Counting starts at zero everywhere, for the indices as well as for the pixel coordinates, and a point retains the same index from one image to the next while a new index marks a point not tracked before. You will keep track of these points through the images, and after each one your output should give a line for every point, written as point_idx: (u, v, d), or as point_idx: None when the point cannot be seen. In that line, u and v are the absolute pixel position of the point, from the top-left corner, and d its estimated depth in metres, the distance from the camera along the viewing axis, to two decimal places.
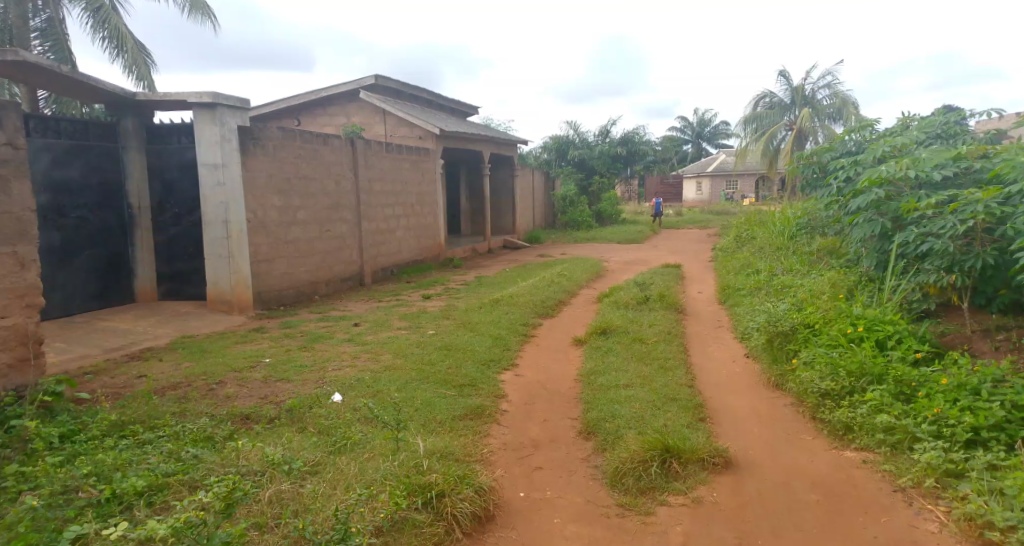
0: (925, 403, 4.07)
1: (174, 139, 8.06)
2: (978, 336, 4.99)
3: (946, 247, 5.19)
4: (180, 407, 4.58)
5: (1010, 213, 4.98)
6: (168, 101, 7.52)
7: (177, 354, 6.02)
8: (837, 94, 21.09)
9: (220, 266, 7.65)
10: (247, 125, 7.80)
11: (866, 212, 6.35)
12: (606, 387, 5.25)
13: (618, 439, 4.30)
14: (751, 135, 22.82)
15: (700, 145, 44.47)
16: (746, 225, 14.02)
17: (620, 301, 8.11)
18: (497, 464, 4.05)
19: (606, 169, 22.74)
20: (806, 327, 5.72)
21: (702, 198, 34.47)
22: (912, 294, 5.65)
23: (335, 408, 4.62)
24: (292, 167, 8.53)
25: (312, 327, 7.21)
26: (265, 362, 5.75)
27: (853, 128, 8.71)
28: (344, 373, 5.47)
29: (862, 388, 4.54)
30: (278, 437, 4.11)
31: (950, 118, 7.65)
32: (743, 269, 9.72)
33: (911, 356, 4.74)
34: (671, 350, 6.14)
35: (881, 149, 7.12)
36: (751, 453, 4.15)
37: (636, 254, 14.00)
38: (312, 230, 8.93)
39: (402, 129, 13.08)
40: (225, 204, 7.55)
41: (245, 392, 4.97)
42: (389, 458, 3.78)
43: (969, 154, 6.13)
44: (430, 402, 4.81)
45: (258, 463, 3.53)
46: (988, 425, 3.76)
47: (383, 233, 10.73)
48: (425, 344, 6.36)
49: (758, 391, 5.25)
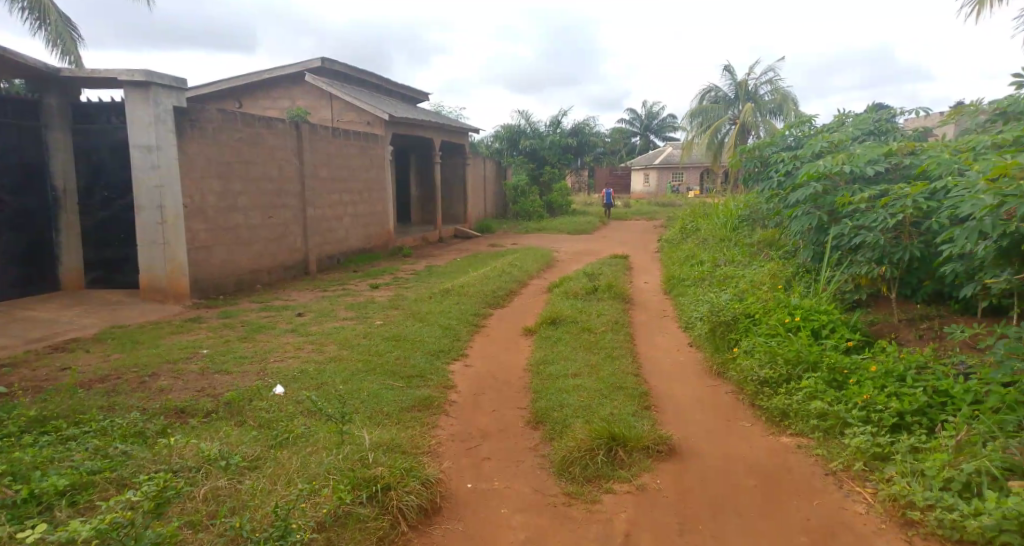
0: (855, 390, 4.21)
1: (102, 119, 7.64)
2: (904, 324, 5.20)
3: (877, 240, 5.38)
4: (109, 401, 4.36)
5: (935, 207, 5.20)
6: (96, 78, 7.12)
7: (106, 345, 5.73)
8: (778, 90, 21.72)
9: (154, 254, 7.32)
10: (183, 105, 7.46)
11: (804, 205, 6.57)
12: (554, 377, 5.26)
13: (566, 428, 4.31)
14: (697, 129, 23.30)
15: (648, 137, 45.16)
16: (691, 216, 14.32)
17: (569, 291, 8.16)
18: (444, 455, 4.01)
19: (557, 160, 22.84)
20: (746, 317, 5.87)
21: (649, 190, 35.06)
22: (845, 285, 5.85)
23: (277, 401, 4.48)
24: (232, 151, 8.21)
25: (253, 318, 6.98)
26: (202, 353, 5.54)
27: (793, 124, 8.98)
28: (287, 365, 5.32)
29: (799, 376, 4.69)
30: (216, 432, 3.95)
31: (881, 116, 7.95)
32: (688, 259, 9.93)
33: (844, 344, 4.91)
34: (618, 340, 6.21)
35: (819, 145, 7.35)
36: (693, 440, 4.23)
37: (585, 244, 14.12)
38: (254, 217, 8.63)
39: (349, 114, 12.77)
40: (159, 188, 7.21)
41: (181, 385, 4.77)
42: (333, 451, 3.68)
43: (899, 150, 6.37)
44: (377, 394, 4.72)
45: (192, 459, 3.39)
46: (912, 410, 3.92)
47: (329, 221, 10.48)
48: (372, 334, 6.24)
49: (702, 379, 5.37)
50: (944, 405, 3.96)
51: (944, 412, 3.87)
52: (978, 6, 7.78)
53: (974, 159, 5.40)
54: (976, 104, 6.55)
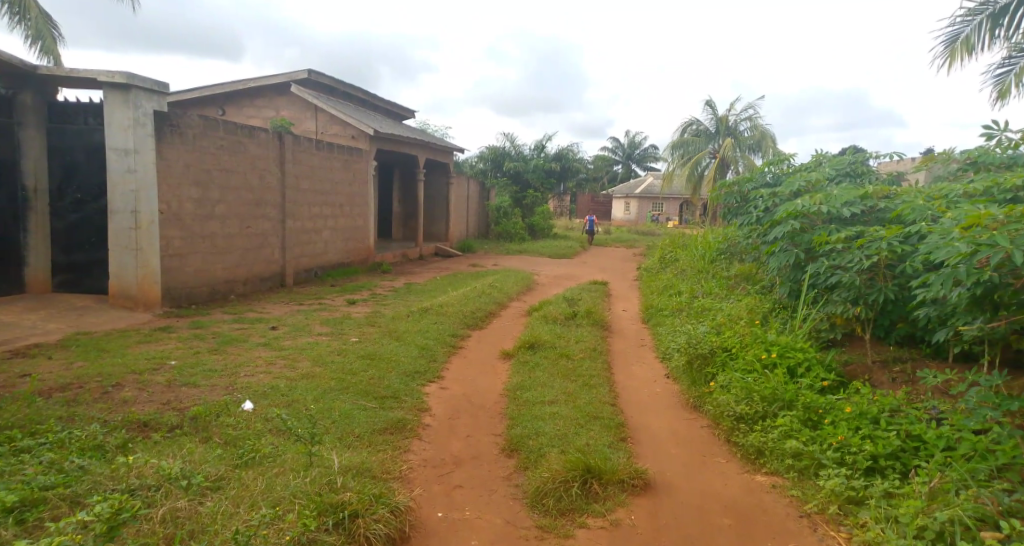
0: (830, 431, 4.23)
1: (79, 119, 7.48)
2: (878, 366, 5.24)
3: (852, 280, 5.42)
4: (68, 411, 4.20)
5: (909, 252, 5.25)
6: (75, 78, 6.99)
7: (69, 352, 5.53)
8: (757, 127, 22.12)
9: (126, 259, 7.16)
10: (164, 110, 7.34)
11: (782, 242, 6.63)
12: (530, 403, 5.20)
13: (540, 457, 4.25)
14: (678, 160, 23.62)
15: (630, 166, 45.67)
16: (670, 246, 14.44)
17: (548, 316, 8.13)
18: (415, 482, 3.91)
19: (540, 184, 22.96)
20: (723, 350, 5.89)
21: (629, 218, 35.33)
22: (820, 323, 5.89)
23: (245, 417, 4.35)
24: (212, 158, 8.09)
25: (224, 329, 6.82)
26: (170, 365, 5.37)
27: (772, 161, 9.13)
28: (257, 380, 5.18)
29: (774, 413, 4.69)
30: (179, 449, 3.81)
31: (857, 158, 8.10)
32: (667, 289, 9.98)
33: (819, 384, 4.93)
34: (596, 368, 6.17)
35: (797, 184, 7.46)
36: (667, 475, 4.19)
37: (566, 269, 14.13)
38: (231, 226, 8.49)
39: (334, 127, 12.70)
40: (134, 193, 7.06)
41: (145, 397, 4.62)
42: (300, 474, 3.57)
43: (875, 193, 6.47)
44: (349, 414, 4.62)
45: (152, 477, 3.26)
46: (886, 453, 3.94)
47: (308, 233, 10.35)
48: (347, 352, 6.13)
49: (678, 412, 5.35)
50: (916, 450, 3.97)
51: (917, 458, 3.89)
52: (951, 58, 8.02)
53: (947, 206, 5.49)
54: (949, 152, 6.71)
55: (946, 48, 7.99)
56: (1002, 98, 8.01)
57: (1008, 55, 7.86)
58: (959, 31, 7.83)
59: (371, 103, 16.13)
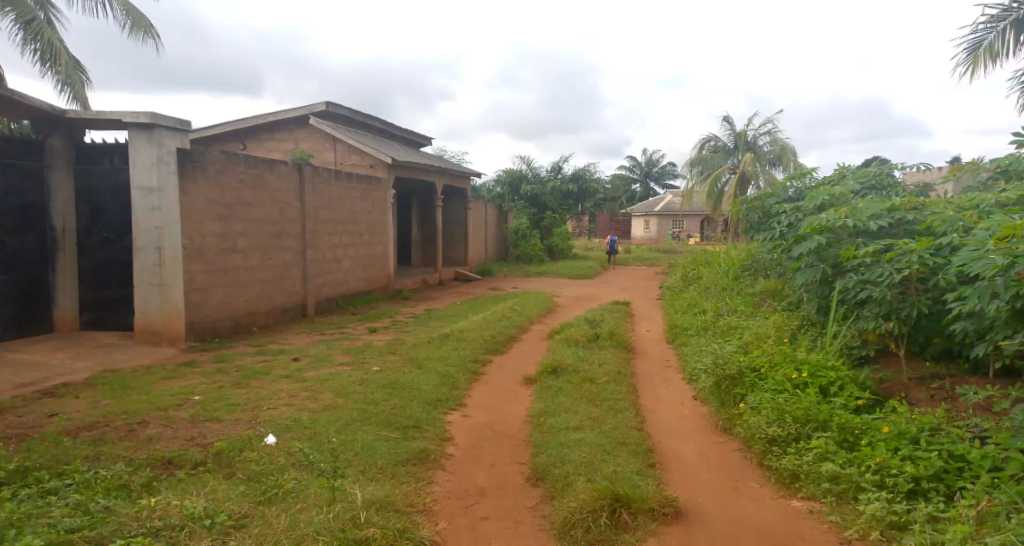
0: (868, 452, 4.09)
1: (105, 160, 7.64)
2: (914, 384, 5.07)
3: (884, 295, 5.28)
4: (94, 451, 4.21)
5: (942, 264, 5.10)
6: (101, 120, 7.14)
7: (96, 390, 5.57)
8: (777, 141, 21.96)
9: (151, 295, 7.23)
10: (186, 147, 7.48)
11: (807, 258, 6.51)
12: (555, 430, 5.10)
13: (568, 486, 4.15)
14: (697, 177, 23.49)
15: (648, 184, 45.60)
16: (692, 263, 14.30)
17: (571, 338, 8.04)
18: (440, 514, 3.82)
19: (558, 206, 22.97)
20: (752, 371, 5.74)
21: (649, 236, 35.18)
22: (852, 340, 5.73)
23: (268, 452, 4.32)
24: (234, 193, 8.21)
25: (247, 362, 6.83)
26: (194, 400, 5.38)
27: (793, 176, 9.00)
28: (280, 413, 5.16)
29: (808, 435, 4.55)
30: (202, 486, 3.79)
31: (882, 170, 7.95)
32: (690, 307, 9.85)
33: (854, 403, 4.78)
34: (621, 391, 6.05)
35: (821, 198, 7.33)
36: (700, 502, 4.06)
37: (587, 290, 14.05)
38: (253, 258, 8.57)
39: (352, 157, 12.85)
40: (158, 230, 7.16)
41: (169, 434, 4.62)
42: (323, 509, 3.52)
43: (902, 206, 6.34)
44: (371, 446, 4.56)
45: (176, 517, 3.25)
46: (928, 475, 3.79)
47: (329, 263, 10.41)
48: (369, 382, 6.08)
49: (707, 435, 5.21)
50: (960, 470, 3.82)
51: (962, 479, 3.74)
52: (974, 66, 7.86)
53: (979, 217, 5.34)
54: (977, 161, 6.57)
55: (968, 56, 7.84)
56: None
57: None
58: (982, 38, 7.69)
59: (388, 132, 16.32)
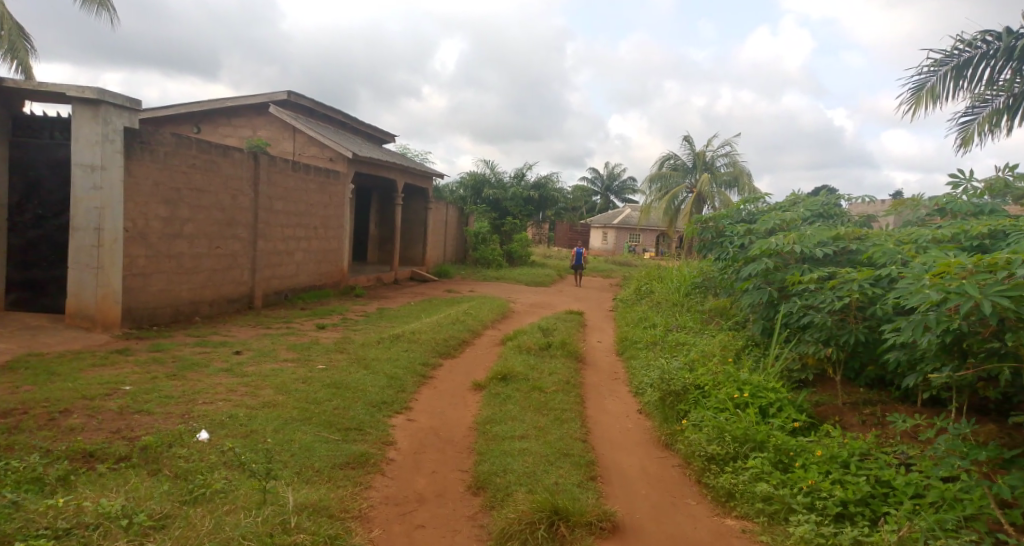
0: (801, 475, 4.20)
1: (45, 134, 7.30)
2: (848, 409, 5.23)
3: (824, 320, 5.46)
4: (8, 440, 3.99)
5: (880, 294, 5.25)
6: (42, 93, 6.79)
7: (16, 375, 5.28)
8: (735, 163, 22.53)
9: (85, 278, 6.91)
10: (134, 127, 7.18)
11: (755, 280, 6.69)
12: (500, 438, 5.07)
13: (507, 496, 4.12)
14: (655, 194, 23.85)
15: (608, 197, 46.17)
16: (645, 277, 14.51)
17: (522, 345, 8.03)
18: (375, 521, 3.74)
19: (519, 212, 22.75)
20: (696, 388, 5.84)
21: (606, 247, 35.60)
22: (792, 364, 5.89)
23: (199, 448, 4.15)
24: (183, 177, 7.93)
25: (185, 353, 6.59)
26: (124, 390, 5.14)
27: (748, 199, 9.17)
28: (215, 408, 4.98)
29: (745, 454, 4.65)
30: (123, 483, 3.62)
31: (830, 200, 8.19)
32: (642, 321, 9.98)
33: (790, 425, 4.91)
34: (568, 402, 6.06)
35: (772, 222, 7.57)
36: (636, 516, 4.10)
37: (542, 297, 14.10)
38: (200, 246, 8.29)
39: (311, 148, 12.57)
40: (99, 211, 6.88)
41: (94, 425, 4.40)
42: (251, 512, 3.40)
43: (847, 235, 6.51)
44: (309, 448, 4.44)
45: (91, 515, 3.12)
46: (855, 499, 3.92)
47: (280, 255, 10.16)
48: (311, 380, 5.92)
49: (650, 450, 5.25)
50: (886, 496, 3.96)
51: (887, 504, 3.87)
52: (916, 107, 8.19)
53: (917, 251, 5.52)
54: (918, 199, 6.83)
55: (912, 95, 8.16)
56: (965, 145, 8.18)
57: (971, 106, 8.00)
58: (925, 80, 8.02)
59: (351, 125, 16.06)
